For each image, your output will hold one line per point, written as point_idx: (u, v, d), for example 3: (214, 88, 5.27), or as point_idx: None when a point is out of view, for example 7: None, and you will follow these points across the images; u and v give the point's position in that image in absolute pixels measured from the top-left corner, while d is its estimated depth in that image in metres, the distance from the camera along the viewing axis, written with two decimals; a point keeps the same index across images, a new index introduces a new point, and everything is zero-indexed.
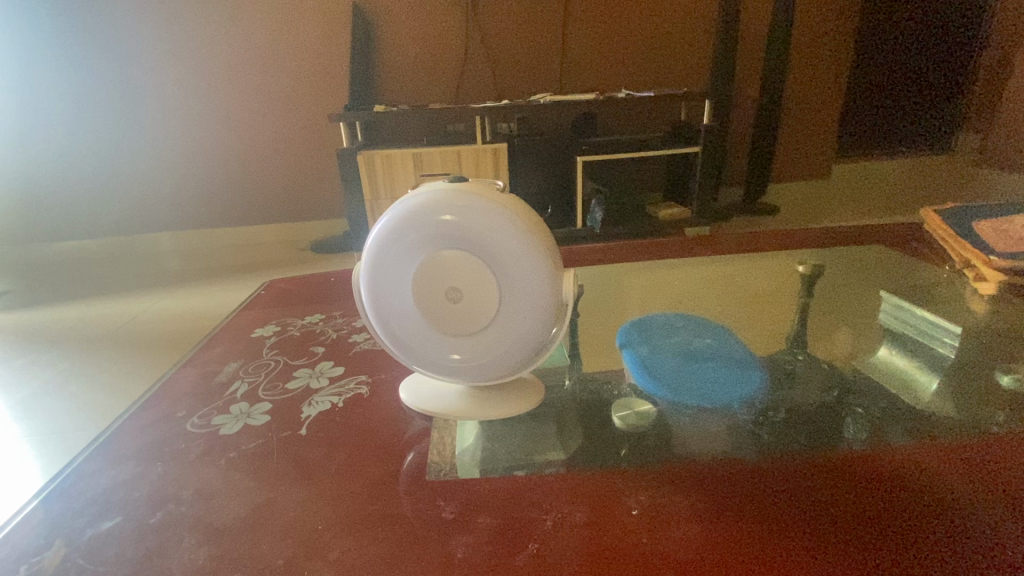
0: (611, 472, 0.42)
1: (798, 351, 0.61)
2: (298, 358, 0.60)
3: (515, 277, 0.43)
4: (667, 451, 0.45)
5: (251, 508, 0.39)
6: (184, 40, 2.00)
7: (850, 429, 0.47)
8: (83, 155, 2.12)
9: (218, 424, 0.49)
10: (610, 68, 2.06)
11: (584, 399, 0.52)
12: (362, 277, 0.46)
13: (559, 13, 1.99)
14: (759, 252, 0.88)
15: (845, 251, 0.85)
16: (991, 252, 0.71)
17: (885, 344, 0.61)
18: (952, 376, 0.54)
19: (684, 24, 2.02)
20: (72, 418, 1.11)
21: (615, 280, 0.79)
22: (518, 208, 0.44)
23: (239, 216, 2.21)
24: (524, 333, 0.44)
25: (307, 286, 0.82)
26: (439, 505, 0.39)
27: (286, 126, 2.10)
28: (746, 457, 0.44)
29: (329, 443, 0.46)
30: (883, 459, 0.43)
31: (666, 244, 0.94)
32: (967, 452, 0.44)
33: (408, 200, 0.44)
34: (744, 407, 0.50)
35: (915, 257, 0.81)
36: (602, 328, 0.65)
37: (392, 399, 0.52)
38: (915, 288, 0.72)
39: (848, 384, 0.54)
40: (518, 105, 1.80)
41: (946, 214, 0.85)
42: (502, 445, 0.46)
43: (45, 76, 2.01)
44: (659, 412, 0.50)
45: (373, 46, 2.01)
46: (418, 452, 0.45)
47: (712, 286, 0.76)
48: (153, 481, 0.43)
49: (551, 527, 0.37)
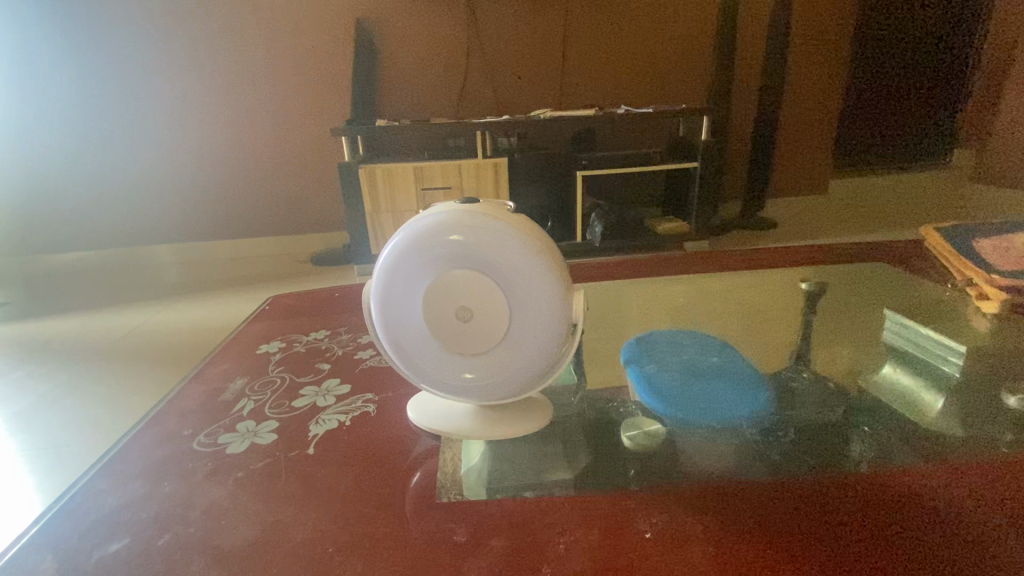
0: (619, 493, 0.42)
1: (802, 368, 0.61)
2: (304, 375, 0.60)
3: (527, 297, 0.43)
4: (675, 471, 0.45)
5: (260, 530, 0.39)
6: (189, 51, 2.01)
7: (856, 449, 0.47)
8: (86, 165, 2.13)
9: (224, 442, 0.49)
10: (610, 83, 2.08)
11: (592, 419, 0.52)
12: (372, 298, 0.46)
13: (559, 28, 2.01)
14: (763, 269, 0.88)
15: (846, 268, 0.85)
16: (992, 271, 0.71)
17: (889, 362, 0.61)
18: (957, 396, 0.55)
19: (683, 40, 2.04)
20: (71, 432, 1.10)
21: (620, 297, 0.79)
22: (526, 227, 0.44)
23: (240, 229, 2.21)
24: (534, 353, 0.45)
25: (310, 301, 0.82)
26: (450, 527, 0.39)
27: (287, 136, 2.11)
28: (755, 477, 0.44)
29: (337, 463, 0.46)
30: (889, 478, 0.43)
31: (669, 261, 0.95)
32: (974, 470, 0.44)
33: (417, 221, 0.44)
34: (751, 426, 0.50)
35: (916, 275, 0.82)
36: (606, 346, 0.66)
37: (398, 418, 0.52)
38: (918, 306, 0.72)
39: (854, 403, 0.54)
40: (519, 120, 1.81)
41: (946, 232, 0.86)
42: (511, 465, 0.46)
43: (47, 84, 2.02)
44: (667, 431, 0.50)
45: (375, 61, 2.03)
46: (426, 472, 0.45)
47: (716, 305, 0.76)
48: (162, 500, 0.43)
49: (564, 550, 0.37)
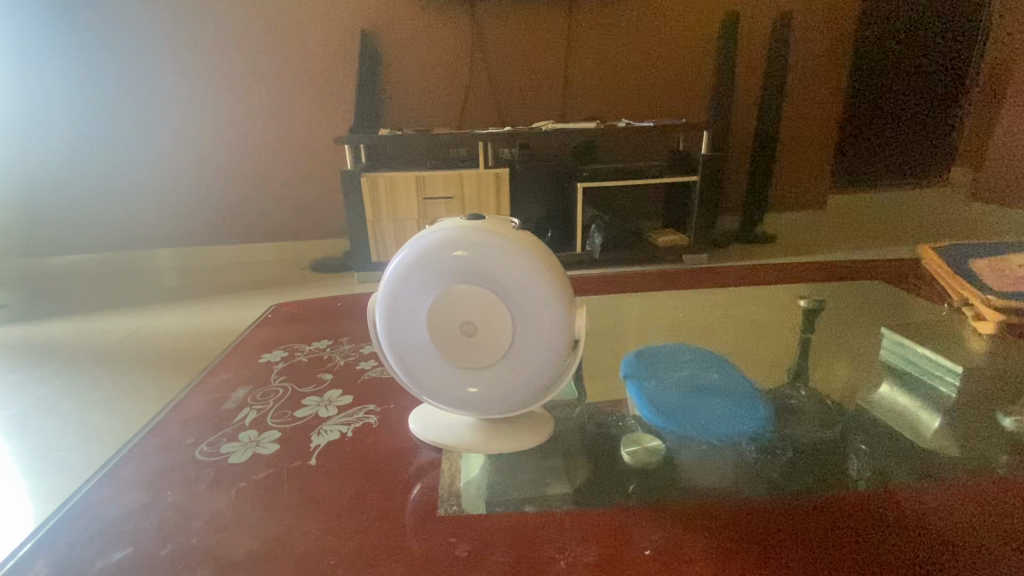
0: (620, 509, 0.42)
1: (800, 386, 0.62)
2: (307, 385, 0.60)
3: (530, 311, 0.44)
4: (675, 488, 0.45)
5: (262, 541, 0.39)
6: (195, 56, 2.03)
7: (854, 467, 0.47)
8: (88, 166, 2.13)
9: (227, 452, 0.49)
10: (611, 98, 2.10)
11: (593, 433, 0.52)
12: (378, 312, 0.47)
13: (561, 42, 2.04)
14: (763, 285, 0.89)
15: (844, 284, 0.87)
16: (988, 292, 0.72)
17: (888, 381, 0.62)
18: (953, 416, 0.55)
19: (684, 56, 2.06)
20: (67, 437, 1.10)
21: (621, 311, 0.80)
22: (530, 243, 0.45)
23: (241, 235, 2.22)
24: (537, 368, 0.45)
25: (312, 310, 0.82)
26: (451, 541, 0.39)
27: (291, 144, 2.12)
28: (754, 495, 0.44)
29: (339, 474, 0.46)
30: (887, 496, 0.44)
31: (671, 275, 0.95)
32: (972, 490, 0.45)
33: (422, 237, 0.45)
34: (750, 443, 0.51)
35: (915, 295, 0.83)
36: (606, 360, 0.66)
37: (399, 429, 0.52)
38: (915, 326, 0.73)
39: (852, 421, 0.55)
40: (521, 132, 1.82)
41: (943, 251, 0.86)
42: (511, 479, 0.46)
43: (50, 85, 2.03)
44: (668, 447, 0.50)
45: (380, 71, 2.05)
46: (427, 483, 0.45)
47: (716, 320, 0.77)
48: (163, 510, 0.43)
49: (565, 566, 0.37)
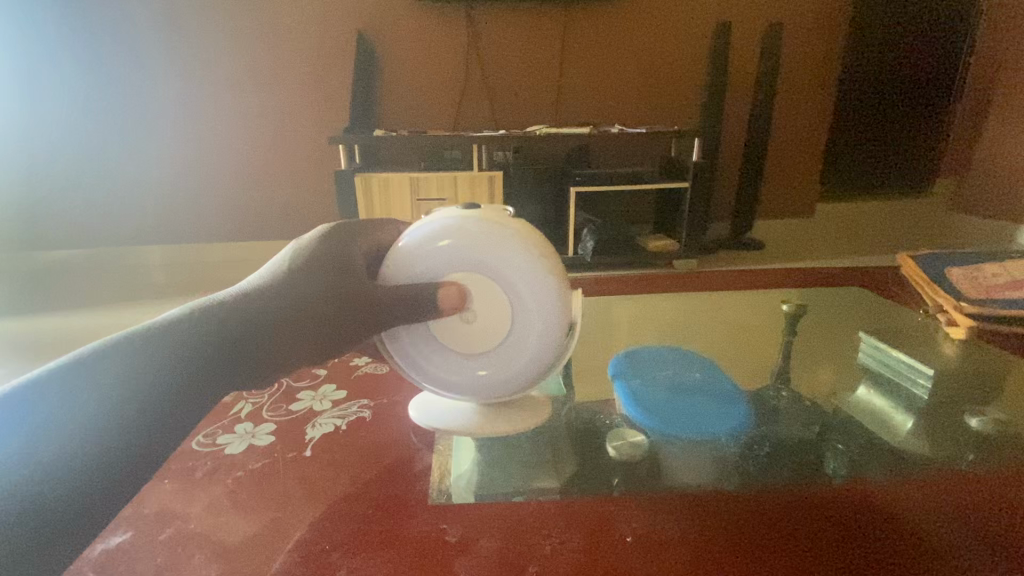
0: (604, 500, 0.44)
1: (782, 387, 0.64)
2: (301, 380, 0.61)
3: (525, 304, 0.46)
4: (656, 482, 0.47)
5: (259, 527, 0.40)
6: (197, 57, 2.03)
7: (830, 464, 0.50)
8: (80, 162, 2.12)
9: (223, 443, 0.50)
10: (606, 104, 2.12)
11: (579, 429, 0.54)
12: None
13: (556, 48, 2.06)
14: (751, 290, 0.91)
15: (826, 290, 0.89)
16: (961, 299, 0.75)
17: (864, 384, 0.64)
18: (924, 417, 0.57)
19: (676, 65, 2.09)
20: None
21: (609, 314, 0.81)
22: (526, 237, 0.46)
23: (235, 234, 2.21)
24: (531, 359, 0.47)
25: None
26: (442, 527, 0.41)
27: (287, 145, 2.13)
28: (731, 489, 0.46)
29: (334, 464, 0.48)
30: (858, 491, 0.46)
31: (660, 279, 0.97)
32: (941, 485, 0.47)
33: (423, 229, 0.47)
34: (731, 440, 0.52)
35: (894, 301, 0.85)
36: (596, 360, 0.68)
37: (392, 423, 0.54)
38: (890, 331, 0.75)
39: (828, 421, 0.57)
40: (514, 135, 1.84)
41: (920, 259, 0.90)
42: (500, 472, 0.48)
43: (46, 80, 2.02)
44: (651, 443, 0.52)
45: (376, 74, 2.07)
46: (419, 474, 0.47)
47: (703, 322, 0.79)
48: (161, 497, 0.44)
49: (550, 551, 0.39)
